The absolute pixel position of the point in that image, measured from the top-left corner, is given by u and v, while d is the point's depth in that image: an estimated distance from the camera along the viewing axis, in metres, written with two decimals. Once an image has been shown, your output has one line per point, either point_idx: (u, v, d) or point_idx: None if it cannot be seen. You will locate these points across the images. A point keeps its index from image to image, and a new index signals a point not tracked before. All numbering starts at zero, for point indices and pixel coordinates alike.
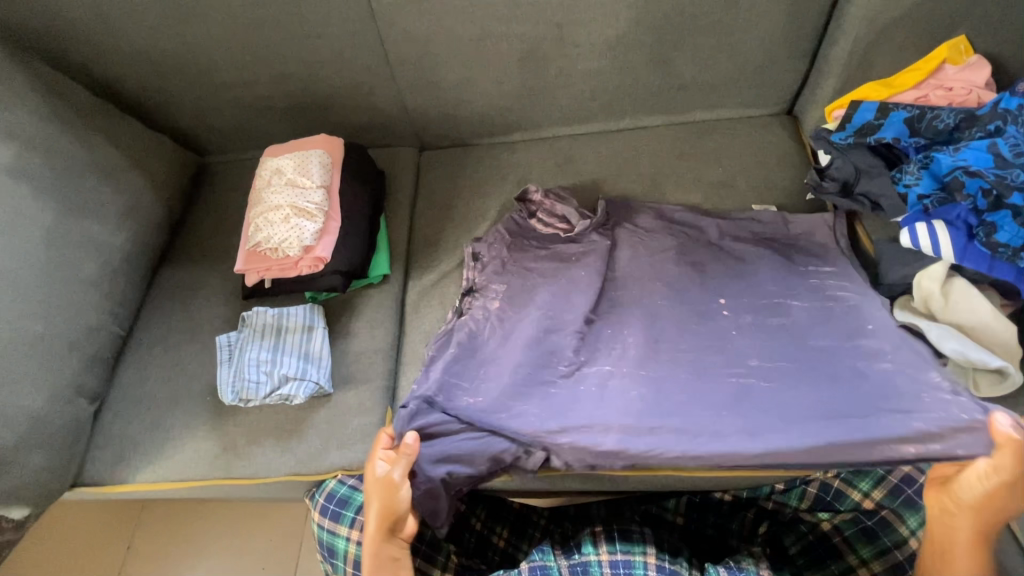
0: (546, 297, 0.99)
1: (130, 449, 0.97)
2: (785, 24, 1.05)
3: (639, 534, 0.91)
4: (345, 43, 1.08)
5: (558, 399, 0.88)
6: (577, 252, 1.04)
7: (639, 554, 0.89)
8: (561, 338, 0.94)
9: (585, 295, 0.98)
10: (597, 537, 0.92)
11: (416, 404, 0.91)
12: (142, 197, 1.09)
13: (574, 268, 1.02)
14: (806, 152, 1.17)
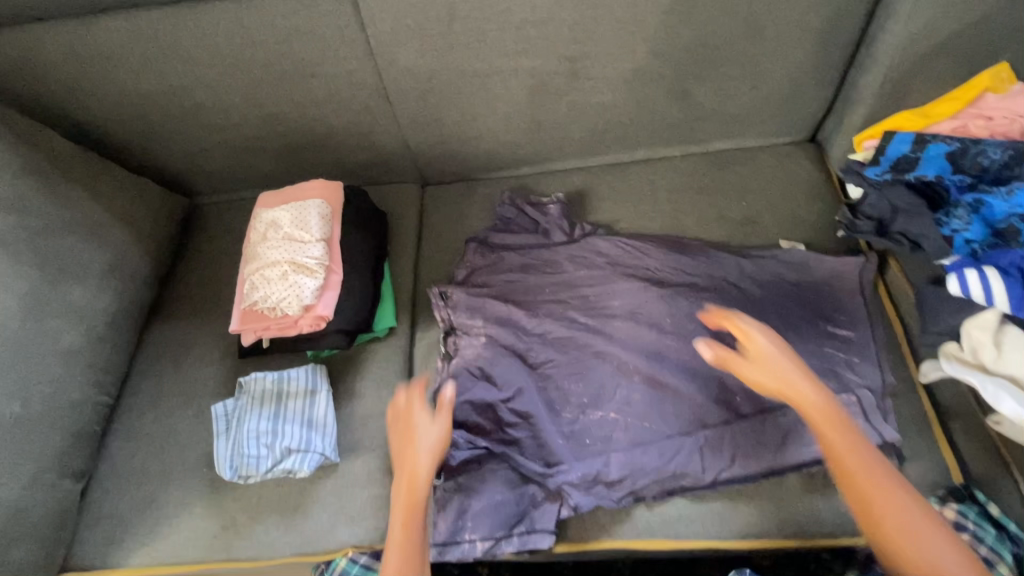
0: (543, 330, 0.97)
1: (121, 529, 0.90)
2: (811, 52, 0.98)
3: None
4: (341, 81, 1.01)
5: (565, 436, 0.88)
6: (577, 292, 1.01)
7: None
8: (570, 383, 0.92)
9: (597, 338, 0.95)
10: None
11: None
12: (128, 251, 1.02)
13: (579, 305, 0.99)
14: (833, 183, 1.10)
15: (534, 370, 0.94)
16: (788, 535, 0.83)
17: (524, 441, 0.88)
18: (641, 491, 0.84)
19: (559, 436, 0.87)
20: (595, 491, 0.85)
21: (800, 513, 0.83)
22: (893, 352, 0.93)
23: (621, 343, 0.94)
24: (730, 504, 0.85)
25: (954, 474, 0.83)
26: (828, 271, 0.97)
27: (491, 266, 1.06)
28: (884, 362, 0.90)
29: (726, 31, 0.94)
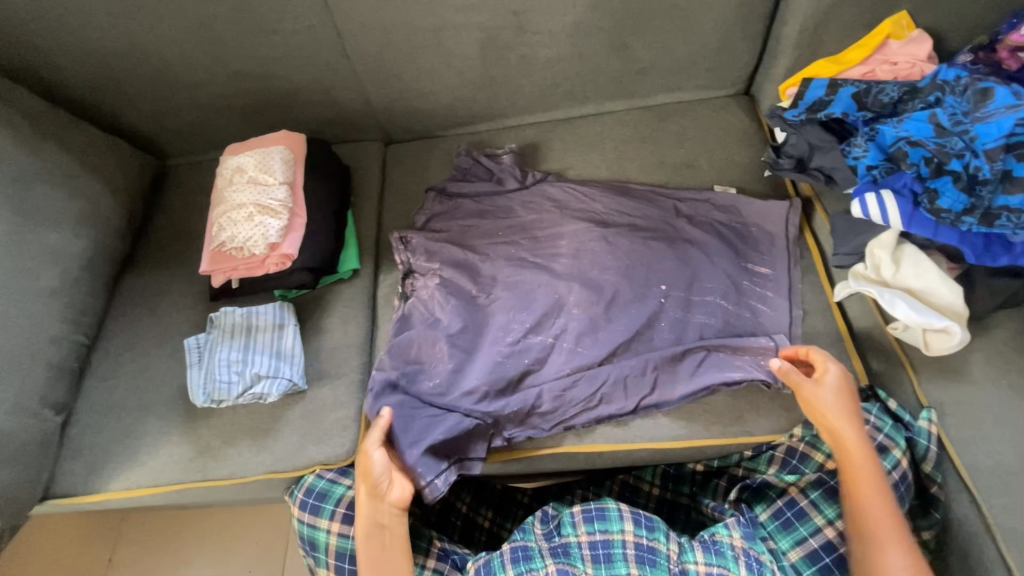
0: (494, 271, 1.04)
1: (102, 458, 0.96)
2: (737, 5, 1.07)
3: (616, 510, 0.89)
4: (302, 37, 1.07)
5: (506, 364, 0.95)
6: (525, 234, 1.08)
7: (617, 533, 0.87)
8: (513, 314, 0.99)
9: (542, 275, 1.02)
10: (574, 513, 0.91)
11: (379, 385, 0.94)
12: (101, 202, 1.06)
13: (524, 249, 1.06)
14: (763, 131, 1.20)
15: (482, 306, 1.01)
16: (715, 436, 0.92)
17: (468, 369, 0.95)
18: (569, 414, 0.93)
19: (500, 363, 0.95)
20: (529, 417, 0.94)
21: (725, 416, 0.93)
22: (811, 275, 1.03)
23: (561, 278, 1.01)
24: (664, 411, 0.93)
25: (860, 376, 0.94)
26: (756, 214, 1.06)
27: (451, 216, 1.13)
28: (796, 299, 0.99)
29: None
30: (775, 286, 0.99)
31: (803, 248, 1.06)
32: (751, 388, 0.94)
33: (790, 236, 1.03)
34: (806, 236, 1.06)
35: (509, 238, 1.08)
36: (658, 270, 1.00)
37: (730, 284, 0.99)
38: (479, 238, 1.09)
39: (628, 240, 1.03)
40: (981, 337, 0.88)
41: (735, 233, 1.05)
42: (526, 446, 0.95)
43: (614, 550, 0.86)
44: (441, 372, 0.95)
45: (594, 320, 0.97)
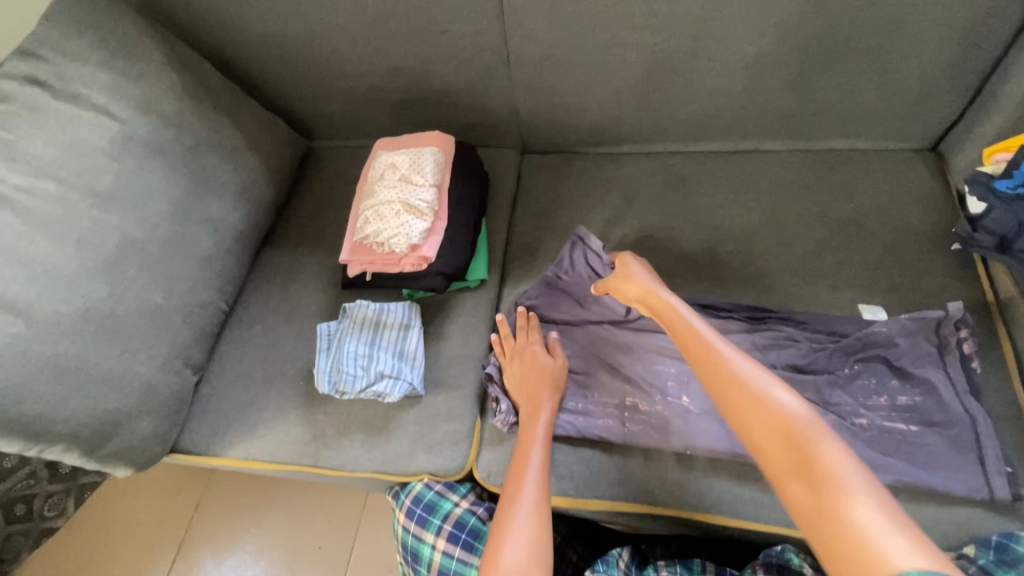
0: (615, 363, 0.95)
1: (224, 423, 1.00)
2: (951, 54, 0.95)
3: None
4: (467, 40, 1.06)
5: (651, 432, 0.89)
6: None
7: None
8: (648, 372, 0.93)
9: (670, 424, 0.89)
10: None
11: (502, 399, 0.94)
12: (256, 177, 1.11)
13: (635, 369, 0.94)
14: (951, 195, 1.06)
15: (614, 357, 0.96)
16: None
17: (607, 416, 0.91)
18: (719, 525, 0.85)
19: (642, 417, 0.90)
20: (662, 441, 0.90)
21: None
22: (1000, 371, 0.89)
23: (690, 416, 0.89)
24: None
25: None
26: None
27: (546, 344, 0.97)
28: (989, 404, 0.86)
29: (865, 24, 0.92)
30: (956, 393, 0.85)
31: (992, 340, 0.92)
32: (913, 489, 0.82)
33: (961, 321, 0.89)
34: (998, 327, 0.92)
35: None
36: (804, 377, 0.90)
37: (890, 392, 0.87)
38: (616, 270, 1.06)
39: (757, 336, 0.95)
40: None
41: (890, 334, 0.89)
42: (640, 500, 0.88)
43: None
44: (582, 414, 0.92)
45: None
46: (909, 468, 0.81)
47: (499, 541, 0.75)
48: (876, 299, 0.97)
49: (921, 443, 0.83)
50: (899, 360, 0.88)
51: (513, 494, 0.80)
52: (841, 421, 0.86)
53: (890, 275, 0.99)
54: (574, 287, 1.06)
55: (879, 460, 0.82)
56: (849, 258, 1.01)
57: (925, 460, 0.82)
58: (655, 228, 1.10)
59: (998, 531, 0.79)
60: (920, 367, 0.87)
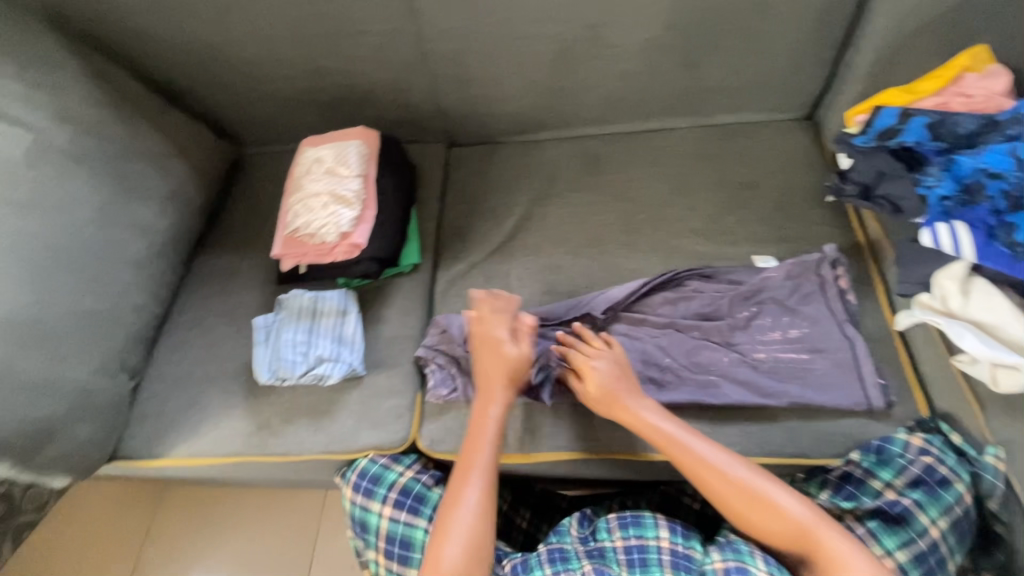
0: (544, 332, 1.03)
1: (166, 424, 1.00)
2: (810, 31, 1.08)
3: (651, 518, 0.88)
4: (383, 39, 1.12)
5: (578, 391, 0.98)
6: (579, 265, 1.11)
7: (652, 538, 0.85)
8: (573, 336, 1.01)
9: None
10: (608, 520, 0.90)
11: (436, 375, 1.00)
12: (183, 182, 1.13)
13: (560, 330, 1.02)
14: (826, 156, 1.20)
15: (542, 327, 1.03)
16: (768, 454, 0.91)
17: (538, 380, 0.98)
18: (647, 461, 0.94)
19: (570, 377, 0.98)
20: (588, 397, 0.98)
21: (782, 435, 0.92)
22: (872, 301, 1.02)
23: None
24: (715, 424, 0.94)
25: (921, 407, 0.93)
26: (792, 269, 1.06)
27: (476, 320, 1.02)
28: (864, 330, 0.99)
29: (735, 8, 1.04)
30: (837, 323, 0.97)
31: (866, 276, 1.05)
32: (807, 409, 0.93)
33: (837, 261, 1.02)
34: (870, 265, 1.06)
35: (570, 257, 1.12)
36: (711, 323, 0.99)
37: (783, 327, 0.97)
38: (541, 246, 1.14)
39: (669, 293, 1.03)
40: None
41: (781, 277, 1.01)
42: (573, 449, 0.95)
43: (648, 556, 0.84)
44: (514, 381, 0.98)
45: (650, 349, 0.98)
46: (802, 390, 0.92)
47: (439, 544, 0.80)
48: (770, 250, 1.09)
49: (811, 368, 0.94)
50: (789, 299, 0.99)
51: (456, 494, 0.84)
52: (743, 357, 0.96)
53: (780, 228, 1.11)
54: (503, 264, 1.13)
55: (777, 388, 0.93)
56: (745, 217, 1.13)
57: (815, 382, 0.93)
58: (575, 204, 1.19)
59: (876, 437, 0.90)
60: (805, 303, 0.99)
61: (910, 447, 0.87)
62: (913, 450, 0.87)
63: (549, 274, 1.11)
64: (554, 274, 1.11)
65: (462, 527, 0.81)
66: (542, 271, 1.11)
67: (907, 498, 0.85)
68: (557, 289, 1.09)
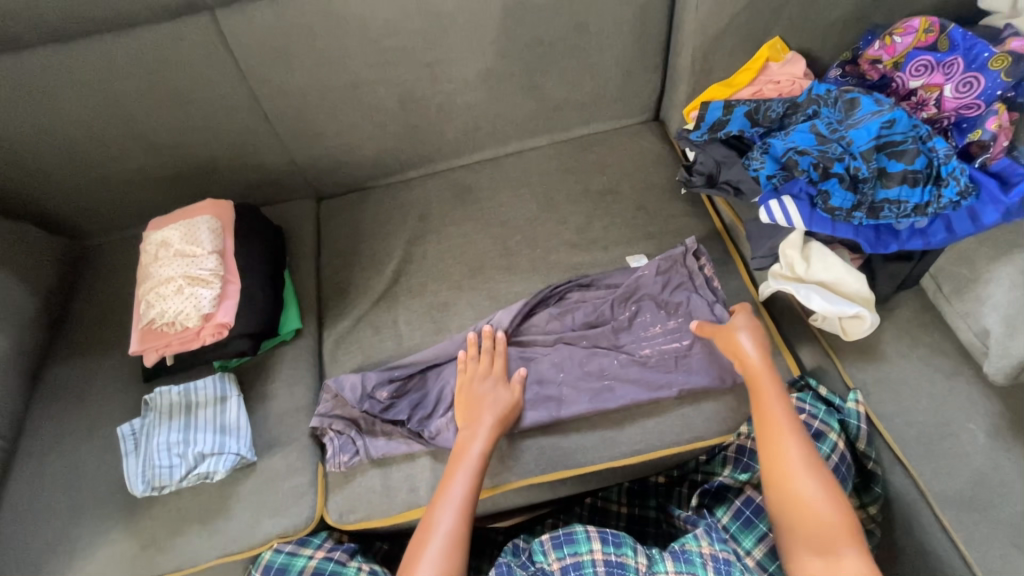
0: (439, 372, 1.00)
1: (29, 571, 0.88)
2: (631, 42, 1.17)
3: (583, 531, 0.88)
4: (217, 105, 1.07)
5: None
6: (465, 298, 1.11)
7: (586, 552, 0.85)
8: None
9: None
10: (542, 542, 0.89)
11: (334, 443, 0.95)
12: (11, 292, 1.01)
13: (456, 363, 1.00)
14: (675, 152, 1.29)
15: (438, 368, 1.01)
16: (670, 445, 0.95)
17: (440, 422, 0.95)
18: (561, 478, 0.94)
19: None
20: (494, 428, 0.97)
21: (678, 424, 0.96)
22: (735, 279, 1.11)
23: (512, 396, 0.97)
24: (617, 427, 0.96)
25: (792, 368, 0.99)
26: None
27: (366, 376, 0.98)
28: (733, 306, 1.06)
29: (559, 31, 1.11)
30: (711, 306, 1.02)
31: (727, 257, 1.13)
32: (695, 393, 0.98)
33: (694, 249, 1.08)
34: (728, 246, 1.14)
35: (455, 292, 1.12)
36: (597, 330, 1.02)
37: (662, 320, 1.02)
38: (424, 286, 1.13)
39: (554, 309, 1.06)
40: (889, 319, 0.97)
41: (654, 274, 1.06)
42: (487, 485, 0.95)
43: (585, 570, 0.83)
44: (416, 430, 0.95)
45: (545, 368, 0.99)
46: (690, 375, 0.97)
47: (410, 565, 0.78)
48: (640, 249, 1.14)
49: (694, 352, 0.99)
50: (662, 294, 1.04)
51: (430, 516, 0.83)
52: (632, 357, 0.99)
53: (646, 226, 1.17)
54: (389, 312, 1.11)
55: (668, 379, 0.97)
56: (612, 221, 1.18)
57: (699, 365, 0.97)
58: (452, 238, 1.19)
59: None
60: (679, 295, 1.04)
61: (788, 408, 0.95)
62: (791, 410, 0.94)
63: (436, 313, 1.10)
64: (441, 312, 1.10)
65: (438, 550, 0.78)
66: (429, 311, 1.10)
67: None
68: (447, 326, 1.08)
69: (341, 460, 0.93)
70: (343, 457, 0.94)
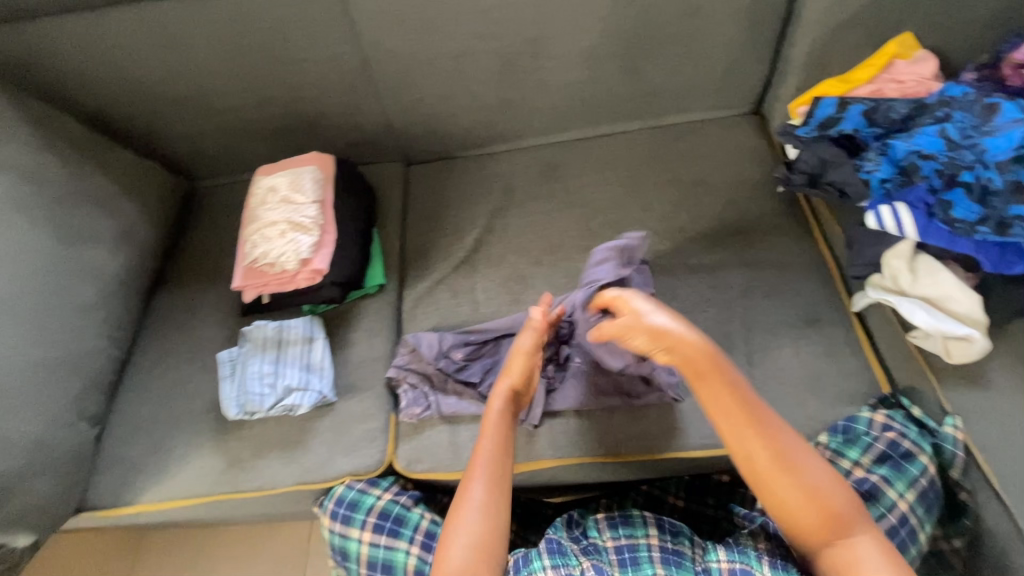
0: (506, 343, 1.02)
1: (133, 470, 0.98)
2: (745, 28, 1.12)
3: (640, 516, 0.88)
4: (329, 63, 1.12)
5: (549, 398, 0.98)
6: (543, 274, 1.12)
7: (642, 536, 0.85)
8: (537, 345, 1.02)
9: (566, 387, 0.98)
10: (597, 521, 0.90)
11: (408, 396, 0.99)
12: (135, 220, 1.11)
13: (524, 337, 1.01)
14: (773, 148, 1.23)
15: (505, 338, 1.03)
16: None
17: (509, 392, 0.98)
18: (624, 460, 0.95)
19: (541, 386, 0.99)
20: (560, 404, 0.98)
21: None
22: (827, 285, 1.06)
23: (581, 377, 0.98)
24: (686, 419, 0.95)
25: (882, 385, 0.95)
26: (749, 261, 1.08)
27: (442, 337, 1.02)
28: (822, 312, 1.02)
29: (670, 13, 1.07)
30: None
31: (820, 261, 1.08)
32: (772, 396, 0.95)
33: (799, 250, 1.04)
34: (823, 250, 1.09)
35: (533, 266, 1.13)
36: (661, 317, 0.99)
37: None
38: (503, 258, 1.15)
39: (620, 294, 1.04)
40: (1001, 346, 0.90)
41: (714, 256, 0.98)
42: (551, 457, 0.96)
43: (639, 553, 0.84)
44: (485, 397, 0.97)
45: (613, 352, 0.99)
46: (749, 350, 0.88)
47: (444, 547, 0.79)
48: (727, 244, 1.11)
49: None
50: None
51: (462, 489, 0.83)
52: None
53: (735, 221, 1.14)
54: (468, 278, 1.13)
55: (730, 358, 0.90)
56: (700, 213, 1.15)
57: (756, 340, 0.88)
58: (535, 213, 1.20)
59: (842, 417, 0.93)
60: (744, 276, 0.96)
61: (874, 424, 0.90)
62: (877, 427, 0.90)
63: (513, 284, 1.12)
64: (518, 284, 1.11)
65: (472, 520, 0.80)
66: (506, 282, 1.12)
67: (875, 474, 0.88)
68: (523, 298, 1.10)
69: (414, 411, 0.97)
70: (416, 410, 0.97)
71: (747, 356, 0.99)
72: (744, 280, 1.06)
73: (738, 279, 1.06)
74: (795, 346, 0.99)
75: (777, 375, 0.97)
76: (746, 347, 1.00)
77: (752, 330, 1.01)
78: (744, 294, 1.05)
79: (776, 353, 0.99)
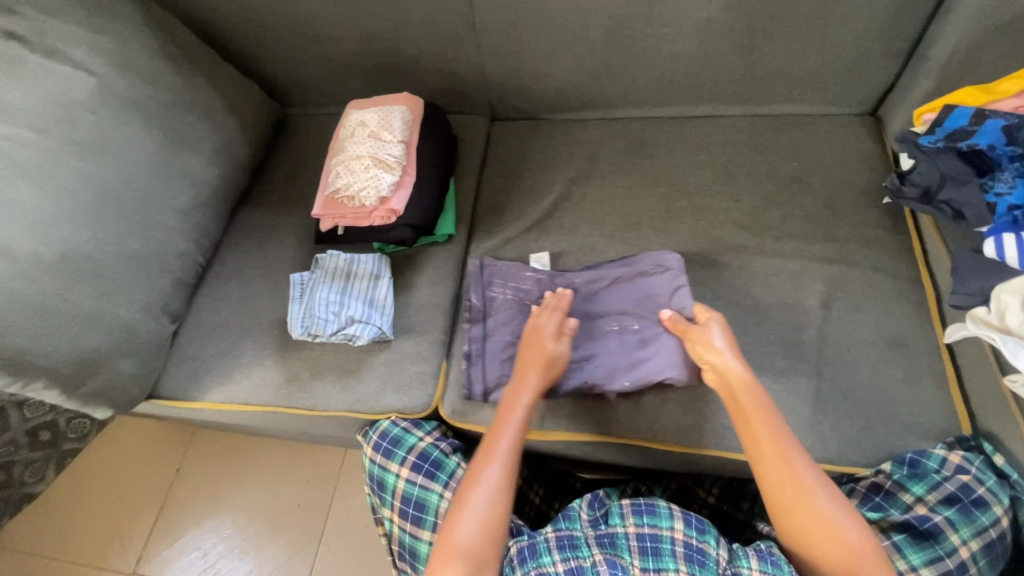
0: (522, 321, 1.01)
1: (202, 368, 1.05)
2: (884, 19, 1.02)
3: (667, 507, 0.85)
4: (434, 4, 1.10)
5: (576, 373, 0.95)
6: (615, 250, 1.10)
7: (666, 528, 0.82)
8: None
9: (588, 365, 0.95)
10: (621, 507, 0.88)
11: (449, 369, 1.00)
12: (232, 136, 1.15)
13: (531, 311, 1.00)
14: (887, 154, 1.14)
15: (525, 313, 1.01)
16: None
17: None
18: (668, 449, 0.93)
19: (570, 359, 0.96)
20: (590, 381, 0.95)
21: (809, 439, 0.90)
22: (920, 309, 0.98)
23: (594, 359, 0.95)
24: None
25: (963, 424, 0.89)
26: (837, 270, 1.01)
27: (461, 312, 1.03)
28: (908, 337, 0.95)
29: None
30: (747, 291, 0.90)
31: (917, 283, 1.00)
32: (837, 414, 0.91)
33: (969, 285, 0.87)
34: (922, 271, 1.01)
35: (606, 241, 1.11)
36: None
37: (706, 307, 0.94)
38: (577, 227, 1.13)
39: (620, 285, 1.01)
40: None
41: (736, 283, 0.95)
42: (593, 432, 0.95)
43: (661, 545, 0.81)
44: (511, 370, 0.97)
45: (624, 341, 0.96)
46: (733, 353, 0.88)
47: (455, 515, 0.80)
48: (817, 249, 1.04)
49: None
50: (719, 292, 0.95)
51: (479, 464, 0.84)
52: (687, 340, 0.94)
53: (830, 226, 1.06)
54: (538, 242, 1.12)
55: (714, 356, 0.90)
56: (792, 212, 1.09)
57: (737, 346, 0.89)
58: (615, 186, 1.17)
59: (912, 449, 0.88)
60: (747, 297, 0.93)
61: (948, 464, 0.84)
62: (950, 467, 0.84)
63: (582, 256, 1.10)
64: (588, 257, 1.10)
65: (484, 496, 0.81)
66: (575, 253, 1.10)
67: (938, 514, 0.82)
68: None
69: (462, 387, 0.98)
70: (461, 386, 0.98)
71: (817, 368, 0.94)
72: (829, 288, 1.00)
73: (823, 287, 1.00)
74: (872, 367, 0.93)
75: (847, 394, 0.92)
76: (818, 359, 0.95)
77: (829, 342, 0.96)
78: (826, 304, 0.99)
79: (850, 371, 0.93)
